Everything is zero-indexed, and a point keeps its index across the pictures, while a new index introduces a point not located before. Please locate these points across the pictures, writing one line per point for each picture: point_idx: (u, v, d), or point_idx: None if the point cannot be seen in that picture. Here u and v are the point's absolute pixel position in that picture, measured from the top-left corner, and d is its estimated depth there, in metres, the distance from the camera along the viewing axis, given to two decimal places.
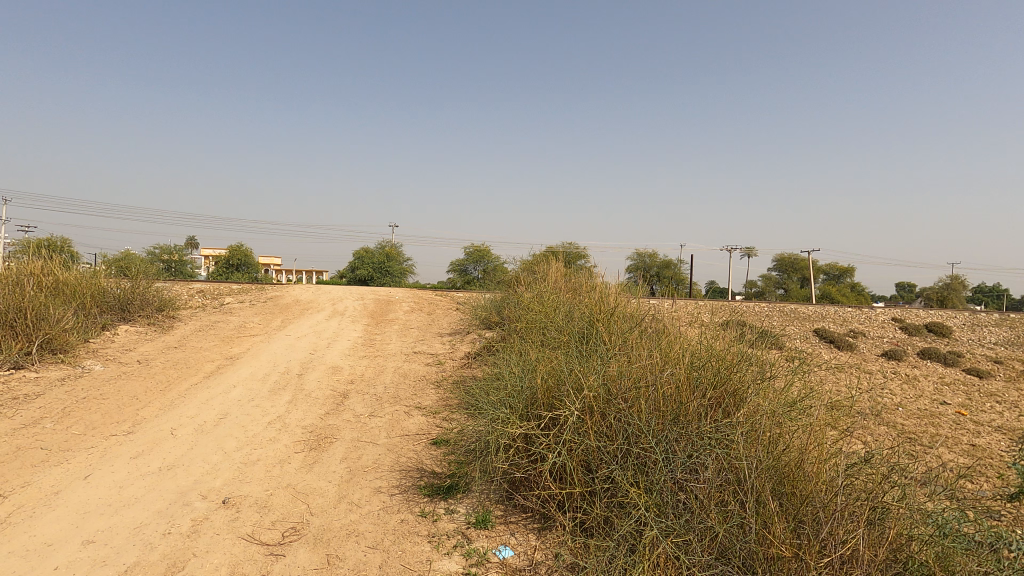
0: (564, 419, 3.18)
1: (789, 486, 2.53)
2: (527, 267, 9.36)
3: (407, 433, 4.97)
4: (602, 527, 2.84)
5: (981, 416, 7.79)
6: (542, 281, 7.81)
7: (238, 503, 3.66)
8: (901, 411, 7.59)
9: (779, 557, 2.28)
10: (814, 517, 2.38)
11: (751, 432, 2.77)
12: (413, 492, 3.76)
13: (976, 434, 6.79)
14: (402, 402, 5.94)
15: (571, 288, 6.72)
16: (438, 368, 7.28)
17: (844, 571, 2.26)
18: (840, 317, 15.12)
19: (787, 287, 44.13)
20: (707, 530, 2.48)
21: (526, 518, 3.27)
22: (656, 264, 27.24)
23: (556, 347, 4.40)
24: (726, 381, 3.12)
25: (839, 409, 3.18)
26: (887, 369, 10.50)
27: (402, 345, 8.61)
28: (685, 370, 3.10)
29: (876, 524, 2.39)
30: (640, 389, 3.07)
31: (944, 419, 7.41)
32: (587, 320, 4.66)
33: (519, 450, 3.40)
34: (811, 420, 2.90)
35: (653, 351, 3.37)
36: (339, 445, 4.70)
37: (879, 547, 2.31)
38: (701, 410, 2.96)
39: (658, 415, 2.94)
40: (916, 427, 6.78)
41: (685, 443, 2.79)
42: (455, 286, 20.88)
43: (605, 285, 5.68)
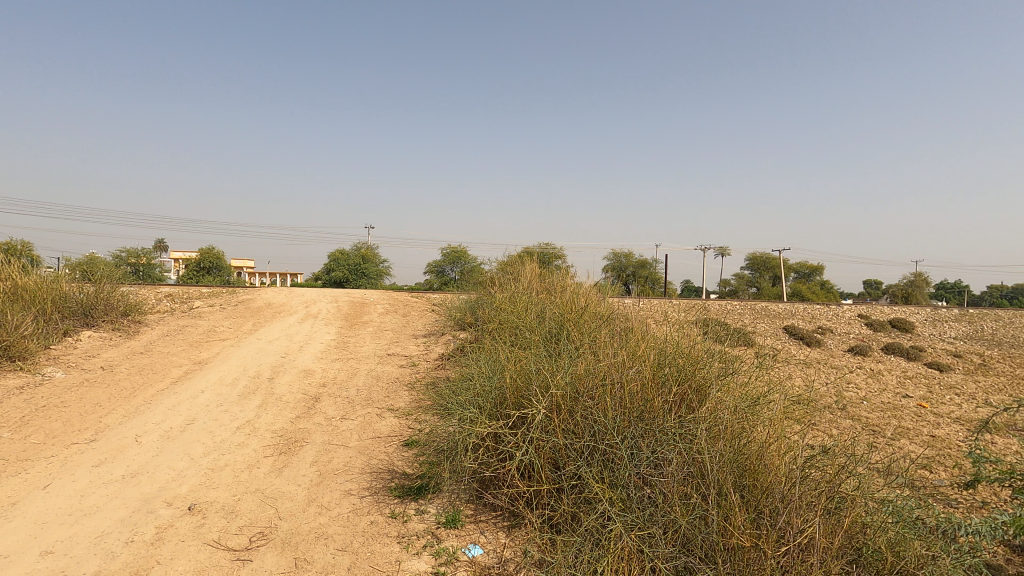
0: (530, 417, 3.20)
1: (749, 478, 2.60)
2: (502, 268, 9.37)
3: (378, 435, 4.94)
4: (569, 523, 2.86)
5: (940, 408, 8.10)
6: (516, 281, 7.84)
7: (205, 509, 3.60)
8: (865, 404, 7.82)
9: (739, 547, 2.33)
10: (773, 508, 2.45)
11: (713, 426, 2.83)
12: (383, 494, 3.74)
13: (935, 426, 7.02)
14: (375, 404, 5.89)
15: (545, 289, 6.76)
16: (411, 369, 7.26)
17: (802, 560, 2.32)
18: (809, 313, 15.54)
19: (760, 287, 45.06)
20: (670, 522, 2.53)
21: (496, 517, 3.29)
22: (632, 264, 27.59)
23: (526, 346, 4.42)
24: (691, 378, 3.20)
25: (799, 404, 3.28)
26: (853, 364, 10.84)
27: (376, 347, 8.53)
28: (651, 368, 3.17)
29: (832, 513, 2.48)
30: (606, 387, 3.12)
31: (906, 411, 7.68)
32: (558, 319, 4.69)
33: (488, 449, 3.41)
34: (771, 414, 2.99)
35: (620, 350, 3.41)
36: (309, 449, 4.65)
37: (835, 535, 2.39)
38: (666, 406, 3.02)
39: (623, 411, 2.99)
40: (879, 420, 7.02)
41: (650, 439, 2.84)
42: (433, 288, 20.82)
43: (578, 285, 5.73)
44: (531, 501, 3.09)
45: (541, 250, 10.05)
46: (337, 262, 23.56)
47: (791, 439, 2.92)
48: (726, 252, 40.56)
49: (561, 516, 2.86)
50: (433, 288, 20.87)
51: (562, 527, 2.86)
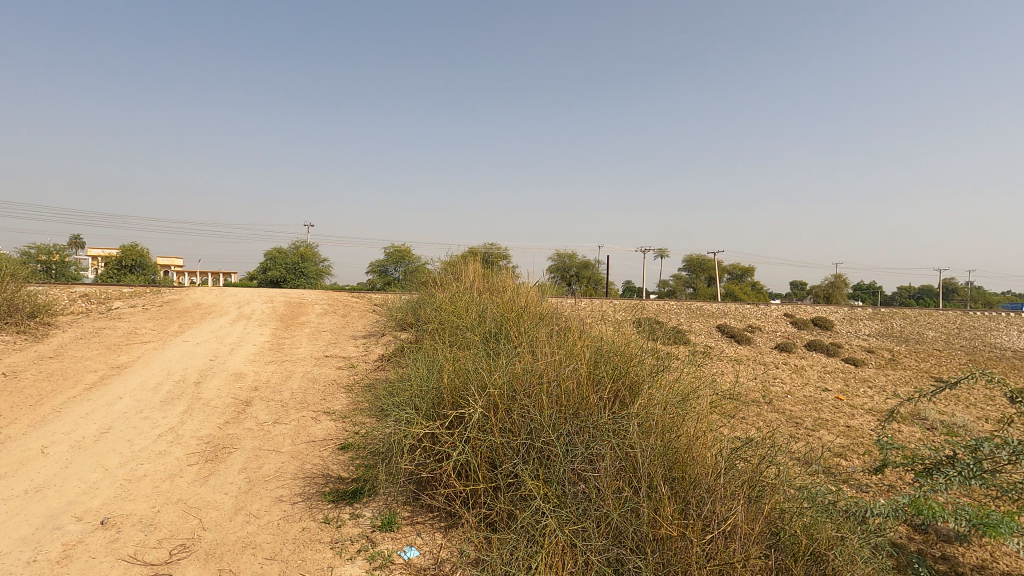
0: (467, 417, 3.18)
1: (678, 471, 2.72)
2: (445, 267, 9.31)
3: (313, 439, 4.80)
4: (506, 521, 2.87)
5: (854, 400, 8.73)
6: (459, 281, 7.81)
7: (120, 523, 3.37)
8: (788, 398, 8.32)
9: (667, 537, 2.43)
10: (699, 498, 2.57)
11: (645, 422, 2.93)
12: (317, 500, 3.63)
13: (850, 417, 7.55)
14: (310, 407, 5.71)
15: (487, 289, 6.77)
16: (350, 371, 7.09)
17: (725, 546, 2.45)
18: (740, 312, 16.34)
19: (696, 287, 46.95)
20: (602, 516, 2.59)
21: (432, 517, 3.26)
22: (575, 264, 28.07)
23: (465, 345, 4.41)
24: (624, 376, 3.30)
25: (724, 400, 3.45)
26: (779, 360, 11.49)
27: (313, 349, 8.27)
28: (587, 366, 3.25)
29: (753, 501, 2.62)
30: (543, 385, 3.17)
31: (825, 404, 8.22)
32: (498, 318, 4.71)
33: (424, 450, 3.37)
34: (698, 410, 3.13)
35: (557, 349, 3.47)
36: (238, 456, 4.45)
37: (756, 521, 2.53)
38: (600, 403, 3.10)
39: (559, 409, 3.05)
40: (801, 413, 7.48)
41: (584, 435, 2.90)
42: (375, 288, 20.39)
43: (519, 285, 5.77)
44: (468, 501, 3.08)
45: (485, 251, 10.05)
46: (273, 260, 22.65)
47: (716, 433, 3.07)
48: (665, 253, 41.97)
49: (495, 514, 2.86)
50: (375, 288, 20.44)
51: (498, 525, 2.87)
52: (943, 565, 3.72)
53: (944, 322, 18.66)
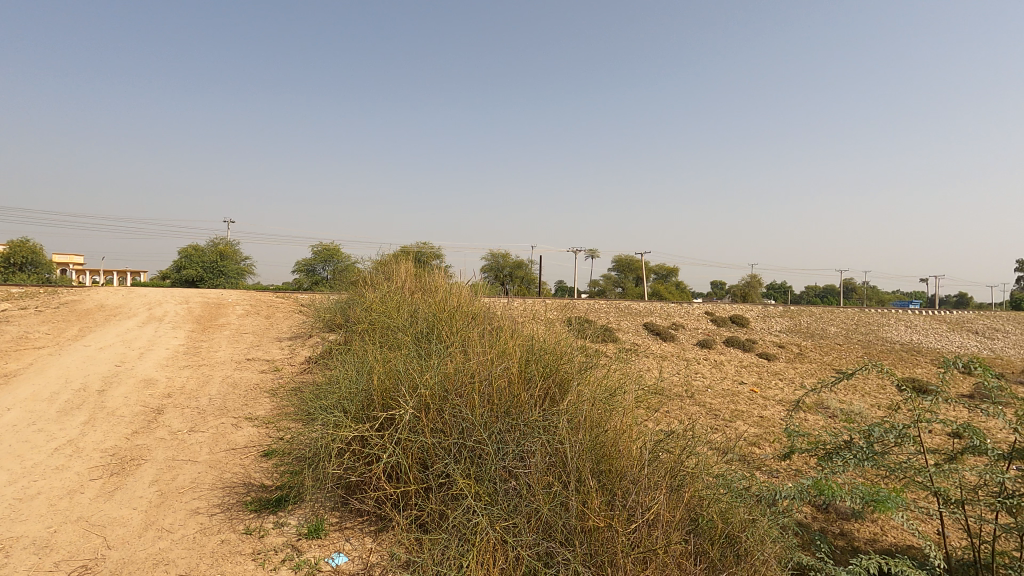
0: (397, 418, 3.12)
1: (605, 464, 2.82)
2: (376, 266, 9.10)
3: (233, 447, 4.55)
4: (437, 521, 2.85)
5: (767, 392, 9.37)
6: (390, 280, 7.66)
7: (8, 547, 3.05)
8: (709, 391, 8.80)
9: (595, 528, 2.51)
10: (625, 489, 2.67)
11: (574, 418, 3.01)
12: (238, 510, 3.46)
13: (763, 408, 8.09)
14: (230, 414, 5.40)
15: (419, 289, 6.68)
16: (274, 375, 6.78)
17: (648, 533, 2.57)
18: (665, 311, 17.09)
19: (624, 287, 48.59)
20: (533, 511, 2.64)
21: (362, 522, 3.19)
22: (509, 264, 28.27)
23: (395, 345, 4.34)
24: (554, 374, 3.39)
25: (647, 397, 3.62)
26: (700, 356, 12.13)
27: (233, 352, 7.84)
28: (518, 365, 3.30)
29: (675, 490, 2.77)
30: (474, 384, 3.18)
31: (741, 396, 8.77)
32: (430, 317, 4.66)
33: (353, 453, 3.28)
34: (624, 406, 3.27)
35: (489, 349, 3.49)
36: (148, 467, 4.15)
37: (677, 509, 2.67)
38: (531, 401, 3.16)
39: (490, 408, 3.07)
40: (720, 405, 7.94)
41: (515, 433, 2.94)
42: (302, 288, 19.60)
43: (452, 284, 5.74)
44: (398, 503, 3.02)
45: (417, 250, 9.91)
46: (189, 258, 21.21)
47: (641, 427, 3.22)
48: (596, 254, 43.10)
49: (426, 515, 2.83)
50: (302, 288, 19.65)
51: (428, 526, 2.84)
52: (841, 541, 4.08)
53: (844, 318, 20.37)
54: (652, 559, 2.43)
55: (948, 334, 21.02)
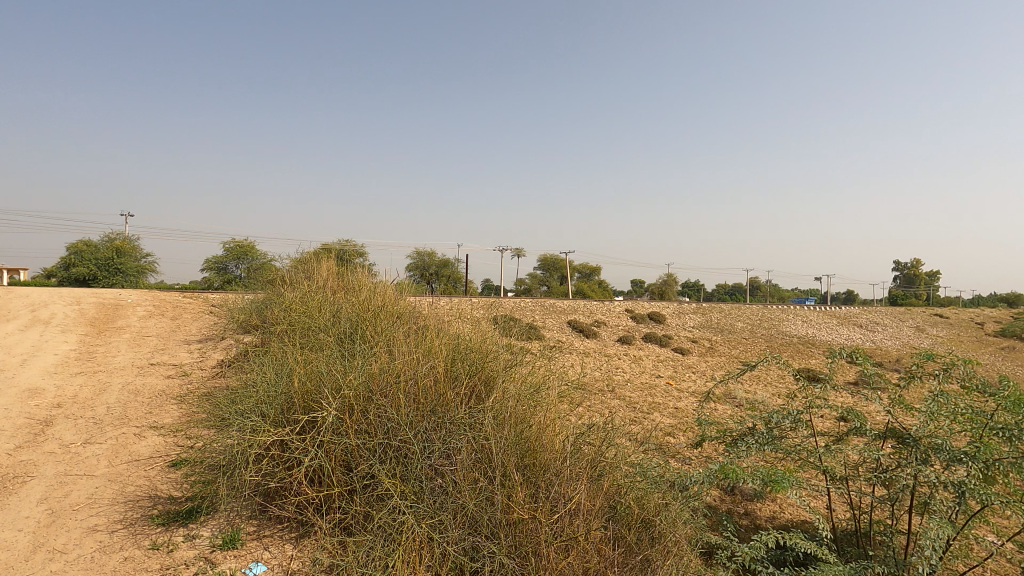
0: (319, 420, 3.00)
1: (530, 458, 2.91)
2: (295, 265, 8.73)
3: (136, 458, 4.22)
4: (361, 523, 2.78)
5: (681, 385, 9.95)
6: (311, 280, 7.39)
7: None
8: (629, 385, 9.21)
9: (519, 520, 2.58)
10: (548, 481, 2.77)
11: (499, 414, 3.07)
12: (143, 525, 3.21)
13: (677, 400, 8.58)
14: (132, 423, 4.99)
15: (341, 288, 6.49)
16: (182, 380, 6.33)
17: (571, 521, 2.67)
18: (588, 309, 17.63)
19: (550, 285, 49.58)
20: (459, 507, 2.66)
21: (281, 529, 3.07)
22: (435, 263, 28.00)
23: (317, 345, 4.19)
24: (480, 373, 3.45)
25: (568, 393, 3.78)
26: (621, 352, 12.64)
27: (134, 357, 7.24)
28: (444, 364, 3.32)
29: (596, 480, 2.91)
30: (400, 384, 3.14)
31: (658, 389, 9.25)
32: (354, 316, 4.55)
33: (272, 458, 3.13)
34: (546, 403, 3.39)
35: (415, 348, 3.48)
36: (35, 485, 3.75)
37: (597, 497, 2.81)
38: (457, 399, 3.18)
39: (416, 408, 3.05)
40: (639, 398, 8.34)
41: (441, 431, 2.94)
42: (212, 287, 18.38)
43: (377, 283, 5.64)
44: (319, 508, 2.92)
45: (339, 248, 9.59)
46: (79, 255, 19.26)
47: (563, 423, 3.35)
48: (522, 253, 43.62)
49: (349, 518, 2.75)
50: (212, 288, 18.43)
51: (352, 529, 2.77)
52: (745, 520, 4.43)
53: (749, 314, 21.96)
54: (574, 547, 2.53)
55: (837, 328, 23.20)
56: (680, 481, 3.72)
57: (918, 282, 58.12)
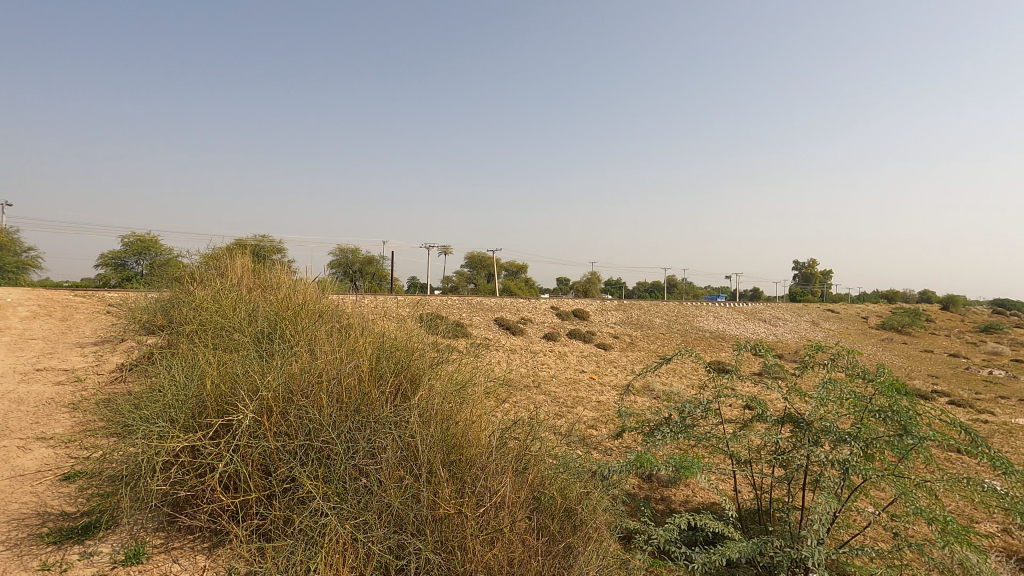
0: (234, 424, 2.82)
1: (456, 454, 2.94)
2: (206, 261, 8.20)
3: (20, 473, 3.80)
4: (280, 528, 2.66)
5: (604, 379, 10.34)
6: (224, 277, 6.97)
7: None
8: (554, 381, 9.44)
9: (445, 515, 2.60)
10: (474, 476, 2.82)
11: (425, 411, 3.07)
12: (29, 545, 2.91)
13: (600, 394, 8.92)
14: (15, 435, 4.50)
15: (258, 286, 6.17)
16: (75, 387, 5.78)
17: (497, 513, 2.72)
18: (514, 306, 17.85)
19: (477, 283, 49.62)
20: (384, 506, 2.63)
21: (193, 540, 2.89)
22: (358, 259, 27.23)
23: (231, 345, 3.97)
24: (405, 371, 3.44)
25: (492, 390, 3.87)
26: (547, 348, 12.92)
27: (16, 362, 6.51)
28: (368, 363, 3.27)
29: (521, 472, 3.01)
30: (322, 384, 3.04)
31: (582, 384, 9.55)
32: (272, 313, 4.35)
33: (182, 466, 2.94)
34: (472, 400, 3.45)
35: (338, 347, 3.40)
36: None
37: (521, 489, 2.89)
38: (383, 397, 3.15)
39: (339, 407, 2.98)
40: (564, 393, 8.57)
41: (366, 430, 2.89)
42: (108, 285, 16.83)
43: (297, 280, 5.43)
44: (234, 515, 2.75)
45: (255, 243, 9.11)
46: None
47: (488, 419, 3.42)
48: (449, 250, 43.34)
49: (267, 524, 2.62)
50: (109, 286, 16.88)
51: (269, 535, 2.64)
52: (661, 505, 4.69)
53: (667, 311, 23.12)
54: (499, 538, 2.58)
55: (744, 323, 24.95)
56: (600, 471, 3.91)
57: (813, 280, 63.55)
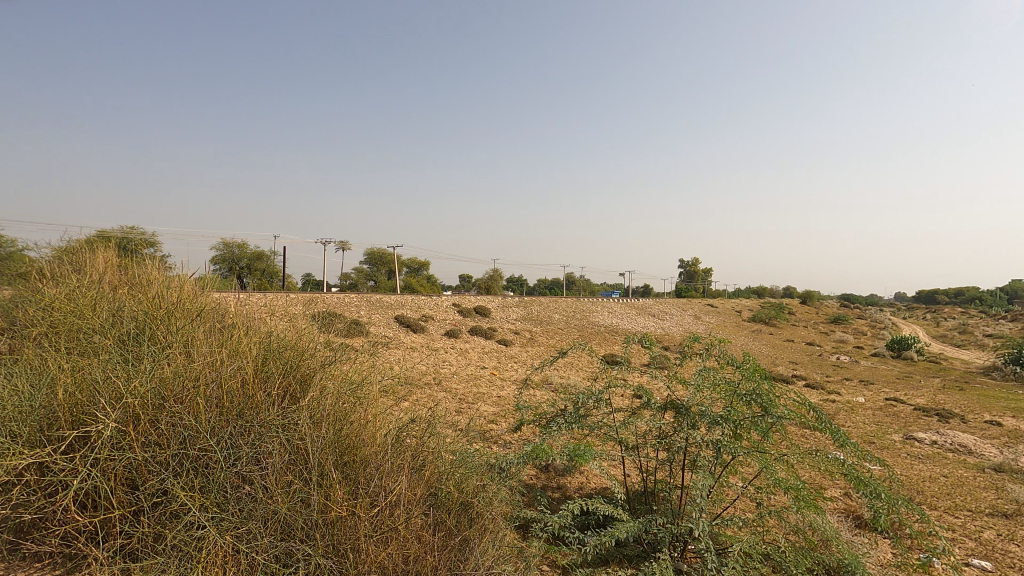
0: (92, 435, 2.48)
1: (349, 456, 2.94)
2: (59, 254, 7.22)
3: None
4: (148, 547, 2.36)
5: (504, 374, 10.54)
6: (81, 273, 6.19)
7: None
8: (455, 377, 9.47)
9: (337, 519, 2.57)
10: (369, 476, 2.84)
11: (316, 413, 3.01)
12: None
13: (500, 389, 9.08)
14: None
15: (124, 283, 5.55)
16: None
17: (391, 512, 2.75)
18: (415, 303, 17.59)
19: (376, 280, 48.27)
20: (270, 513, 2.50)
21: (38, 571, 2.53)
22: (245, 255, 25.38)
23: (86, 346, 3.52)
24: (294, 372, 3.32)
25: (387, 389, 3.85)
26: (448, 345, 12.90)
27: None
28: (253, 364, 3.11)
29: (418, 470, 3.09)
30: (199, 388, 2.80)
31: (482, 380, 9.66)
32: (138, 309, 3.92)
33: (26, 487, 2.56)
34: (365, 402, 3.43)
35: (218, 347, 3.18)
36: None
37: (417, 487, 2.95)
38: (269, 400, 3.01)
39: (218, 412, 2.78)
40: (464, 389, 8.62)
41: (250, 434, 2.72)
42: None
43: (171, 276, 4.96)
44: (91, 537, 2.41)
45: (120, 236, 8.17)
46: None
47: (383, 420, 3.42)
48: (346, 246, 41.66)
49: (132, 542, 2.33)
50: None
51: (136, 554, 2.35)
52: (557, 492, 4.89)
53: (565, 307, 24.00)
54: (393, 537, 2.60)
55: (635, 317, 26.55)
56: (498, 464, 4.00)
57: (696, 278, 68.99)
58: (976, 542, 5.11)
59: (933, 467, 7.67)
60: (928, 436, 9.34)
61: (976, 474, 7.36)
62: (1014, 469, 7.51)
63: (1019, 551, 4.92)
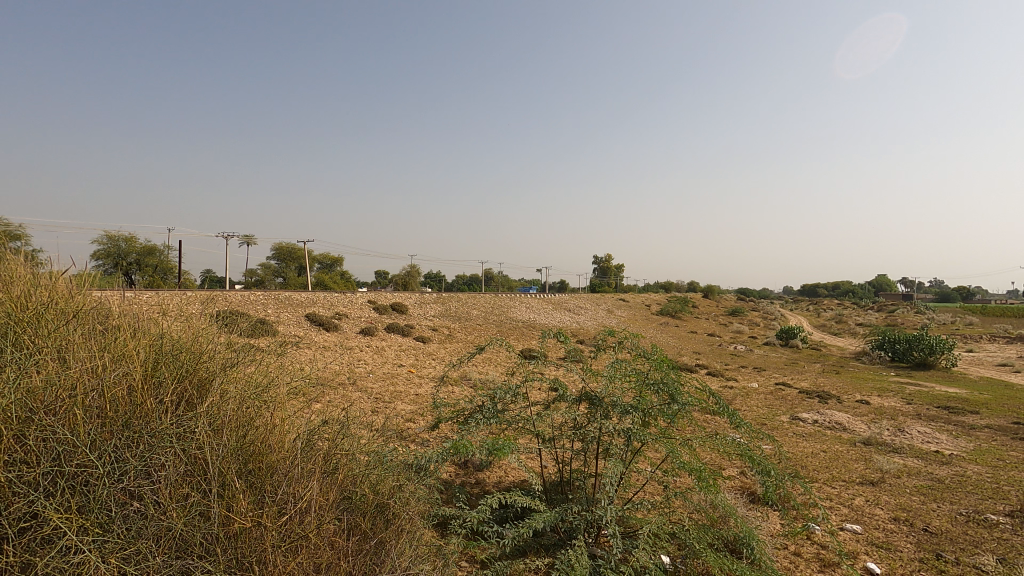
0: None
1: (253, 463, 2.79)
2: None
3: None
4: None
5: (422, 372, 10.39)
6: None
7: None
8: (371, 376, 9.19)
9: (240, 530, 2.45)
10: (274, 484, 2.73)
11: (215, 418, 2.83)
12: None
13: (418, 387, 8.95)
14: None
15: None
16: None
17: (301, 520, 2.65)
18: (328, 301, 16.90)
19: (286, 277, 45.79)
20: (163, 529, 2.31)
21: None
22: (134, 249, 23.08)
23: None
24: (189, 376, 3.09)
25: (295, 391, 3.67)
26: (364, 344, 12.50)
27: None
28: (141, 369, 2.85)
29: (329, 473, 3.01)
30: (76, 399, 2.53)
31: (399, 378, 9.47)
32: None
33: None
34: (270, 406, 3.26)
35: (98, 351, 2.87)
36: None
37: (328, 492, 2.87)
38: (160, 407, 2.78)
39: (100, 424, 2.52)
40: (381, 388, 8.40)
41: (138, 445, 2.49)
42: None
43: (40, 274, 4.38)
44: None
45: None
46: None
47: (291, 424, 3.28)
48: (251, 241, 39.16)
49: None
50: None
51: None
52: (476, 488, 4.91)
53: (484, 303, 24.10)
54: (304, 545, 2.54)
55: (552, 312, 27.18)
56: (417, 462, 3.96)
57: (609, 274, 71.71)
58: (849, 508, 5.75)
59: (814, 443, 8.52)
60: (810, 416, 10.36)
61: (849, 448, 8.27)
62: (879, 442, 8.52)
63: (882, 513, 5.61)
